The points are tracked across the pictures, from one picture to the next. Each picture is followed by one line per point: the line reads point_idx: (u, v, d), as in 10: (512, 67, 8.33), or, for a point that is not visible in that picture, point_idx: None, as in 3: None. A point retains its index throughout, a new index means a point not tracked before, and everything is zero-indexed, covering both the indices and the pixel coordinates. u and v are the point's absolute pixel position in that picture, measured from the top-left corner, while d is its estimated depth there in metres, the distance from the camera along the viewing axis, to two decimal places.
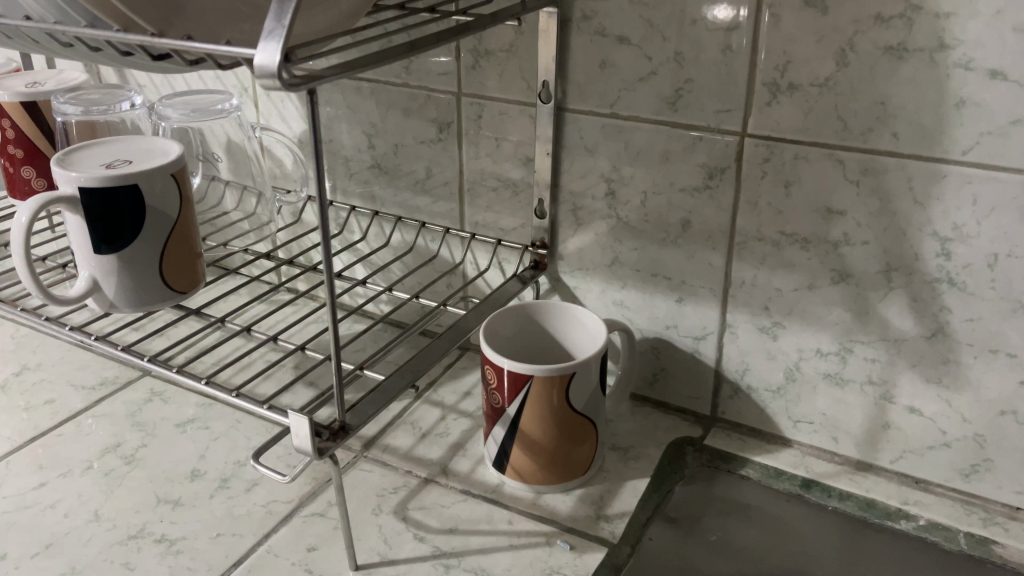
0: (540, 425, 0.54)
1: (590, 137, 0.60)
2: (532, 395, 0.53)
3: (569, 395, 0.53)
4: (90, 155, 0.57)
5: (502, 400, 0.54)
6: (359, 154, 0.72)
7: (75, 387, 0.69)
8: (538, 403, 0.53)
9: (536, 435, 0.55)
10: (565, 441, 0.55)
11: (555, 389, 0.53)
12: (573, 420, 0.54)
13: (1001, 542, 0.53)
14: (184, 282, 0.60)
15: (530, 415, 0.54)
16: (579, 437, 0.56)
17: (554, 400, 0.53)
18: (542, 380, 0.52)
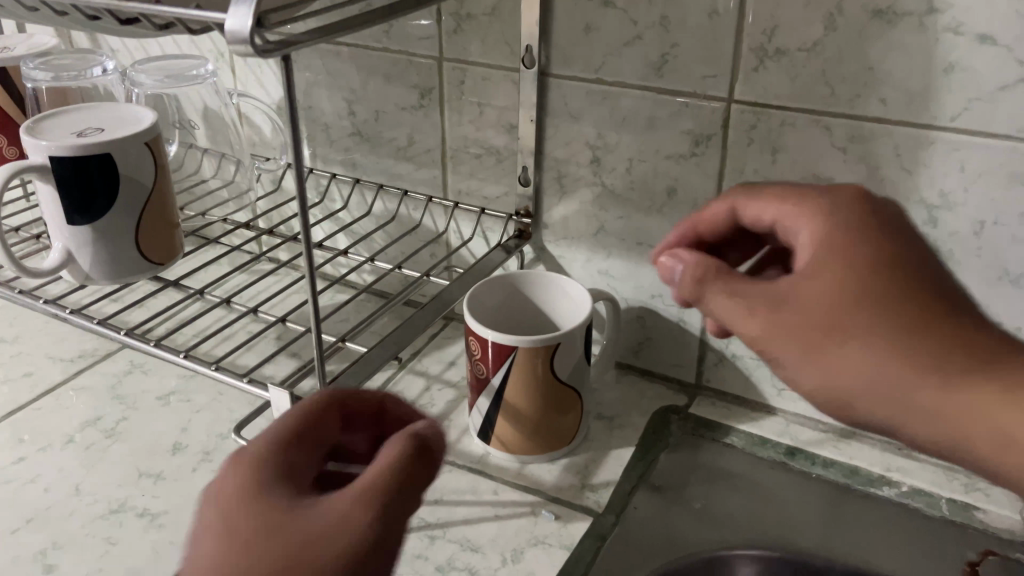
0: (525, 395, 0.54)
1: (574, 103, 0.59)
2: (517, 366, 0.53)
3: (553, 364, 0.53)
4: (62, 122, 0.56)
5: (486, 369, 0.54)
6: (338, 121, 0.70)
7: (53, 360, 0.68)
8: (522, 373, 0.53)
9: (521, 405, 0.54)
10: (551, 411, 0.55)
11: (538, 360, 0.52)
12: (558, 391, 0.54)
13: (982, 508, 0.53)
14: (161, 254, 0.59)
15: (514, 385, 0.53)
16: (564, 408, 0.55)
17: (538, 371, 0.53)
18: (526, 350, 0.52)
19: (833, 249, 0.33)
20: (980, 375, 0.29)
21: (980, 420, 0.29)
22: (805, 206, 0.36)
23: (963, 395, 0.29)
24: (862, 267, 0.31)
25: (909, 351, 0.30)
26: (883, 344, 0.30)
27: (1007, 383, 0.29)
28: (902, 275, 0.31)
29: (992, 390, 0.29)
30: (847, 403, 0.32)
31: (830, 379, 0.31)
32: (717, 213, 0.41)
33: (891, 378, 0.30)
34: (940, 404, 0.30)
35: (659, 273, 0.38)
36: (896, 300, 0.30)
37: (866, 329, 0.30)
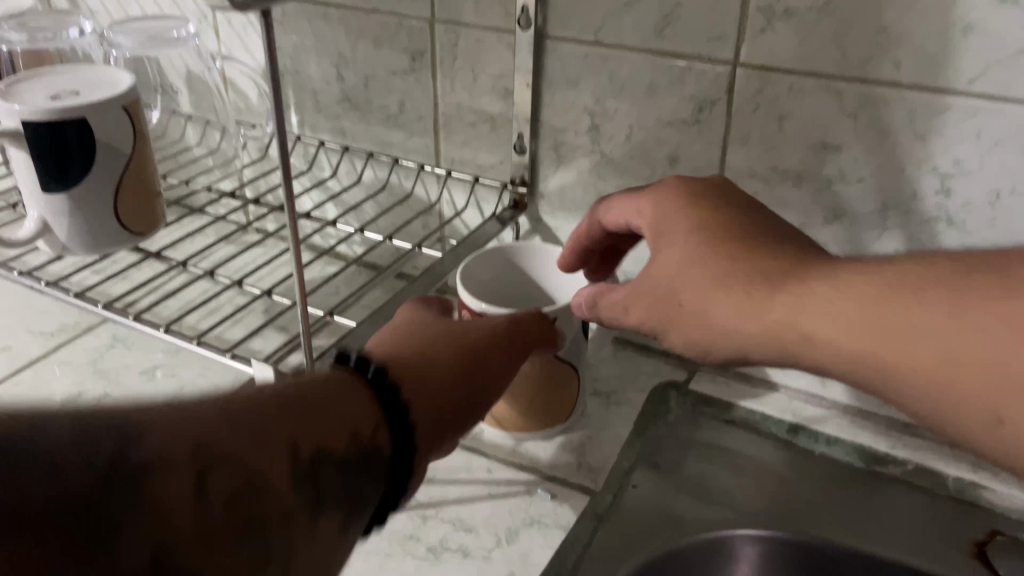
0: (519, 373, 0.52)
1: (572, 67, 0.56)
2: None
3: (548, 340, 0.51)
4: (36, 85, 0.53)
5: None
6: (327, 87, 0.68)
7: (32, 334, 0.65)
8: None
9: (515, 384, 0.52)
10: (546, 389, 0.53)
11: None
12: (553, 367, 0.52)
13: (991, 487, 0.52)
14: (142, 224, 0.57)
15: None
16: (560, 385, 0.53)
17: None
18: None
19: (665, 230, 0.43)
20: (791, 294, 0.37)
21: (797, 332, 0.37)
22: (637, 205, 0.46)
23: (783, 315, 0.37)
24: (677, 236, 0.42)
25: (725, 298, 0.39)
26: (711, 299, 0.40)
27: (800, 292, 0.37)
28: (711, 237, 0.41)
29: (799, 300, 0.37)
30: (708, 353, 0.41)
31: (696, 337, 0.41)
32: (587, 229, 0.51)
33: (726, 320, 0.39)
34: (770, 332, 0.38)
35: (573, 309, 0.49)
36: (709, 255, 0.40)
37: (701, 312, 0.40)
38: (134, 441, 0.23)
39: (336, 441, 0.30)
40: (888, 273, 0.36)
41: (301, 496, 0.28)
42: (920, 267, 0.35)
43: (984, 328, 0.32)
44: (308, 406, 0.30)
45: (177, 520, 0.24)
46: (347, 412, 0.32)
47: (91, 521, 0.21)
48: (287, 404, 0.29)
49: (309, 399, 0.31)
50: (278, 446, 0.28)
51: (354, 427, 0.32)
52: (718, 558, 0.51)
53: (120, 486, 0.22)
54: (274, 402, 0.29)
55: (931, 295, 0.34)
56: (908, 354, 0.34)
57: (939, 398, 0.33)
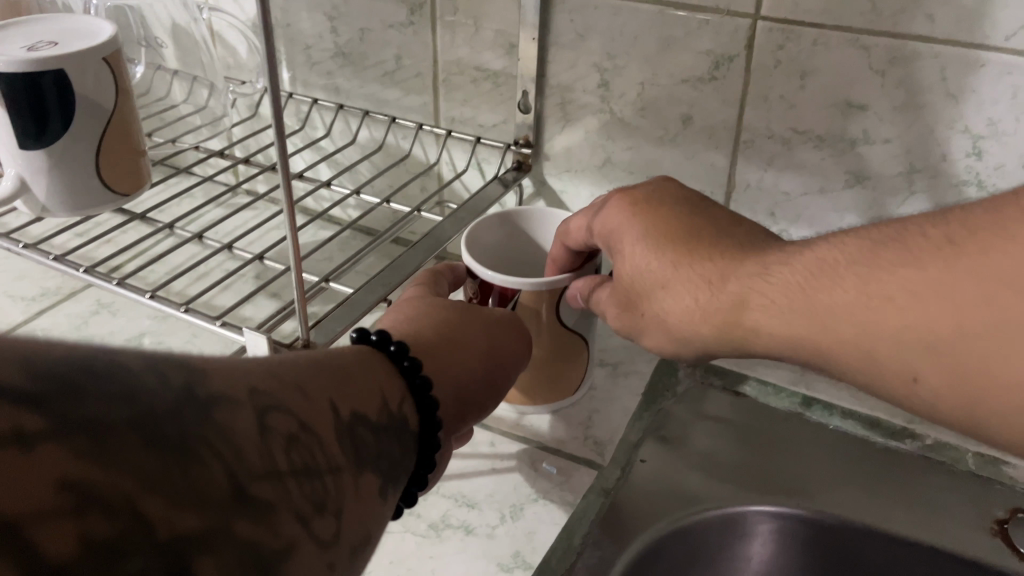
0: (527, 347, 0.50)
1: (581, 20, 0.53)
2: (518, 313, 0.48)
3: (558, 310, 0.48)
4: (9, 34, 0.50)
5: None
6: (320, 41, 0.64)
7: (12, 299, 0.62)
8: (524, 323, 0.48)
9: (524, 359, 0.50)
10: (555, 363, 0.51)
11: (542, 307, 0.48)
12: (562, 340, 0.50)
13: (1011, 462, 0.51)
14: (126, 184, 0.54)
15: None
16: (569, 358, 0.51)
17: (543, 318, 0.48)
18: (529, 294, 0.48)
19: (620, 240, 0.42)
20: (736, 289, 0.36)
21: (751, 329, 0.36)
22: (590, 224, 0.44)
23: (734, 316, 0.36)
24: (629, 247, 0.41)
25: (680, 303, 0.38)
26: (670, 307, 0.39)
27: (743, 289, 0.36)
28: (658, 247, 0.40)
29: (744, 298, 0.36)
30: (683, 354, 0.40)
31: (669, 341, 0.40)
32: (555, 253, 0.49)
33: (685, 322, 0.38)
34: (727, 333, 0.37)
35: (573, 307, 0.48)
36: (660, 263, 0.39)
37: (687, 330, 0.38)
38: (198, 377, 0.21)
39: (371, 406, 0.29)
40: (823, 254, 0.34)
41: (347, 452, 0.27)
42: (856, 241, 0.33)
43: (911, 299, 0.30)
44: (336, 374, 0.29)
45: (246, 454, 0.21)
46: (378, 380, 0.31)
47: (166, 433, 0.19)
48: (312, 369, 0.28)
49: (338, 367, 0.30)
50: (322, 399, 0.27)
51: (382, 396, 0.31)
52: (730, 534, 0.50)
53: (190, 411, 0.20)
54: (310, 367, 0.28)
55: (864, 270, 0.32)
56: (851, 338, 0.32)
57: (898, 378, 0.31)
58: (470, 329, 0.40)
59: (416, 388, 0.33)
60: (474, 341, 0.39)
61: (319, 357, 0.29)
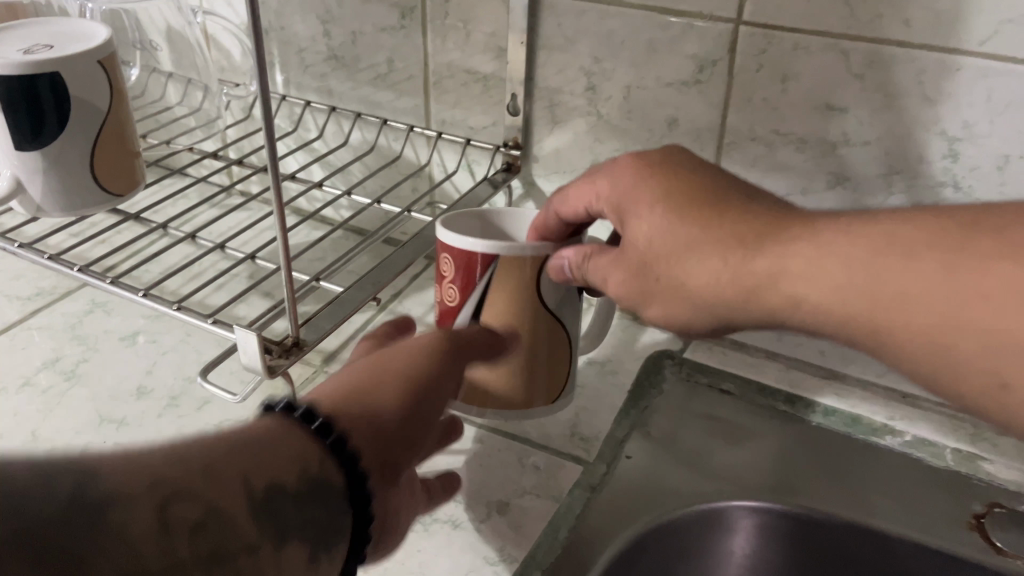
0: (505, 331, 0.45)
1: (569, 24, 0.54)
2: (492, 287, 0.44)
3: (540, 289, 0.44)
4: (5, 37, 0.51)
5: (458, 294, 0.45)
6: (313, 44, 0.65)
7: (7, 298, 0.63)
8: (502, 298, 0.44)
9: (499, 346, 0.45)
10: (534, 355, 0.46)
11: (521, 281, 0.44)
12: (544, 325, 0.45)
13: (989, 458, 0.51)
14: (120, 185, 0.55)
15: (495, 307, 0.45)
16: (551, 353, 0.47)
17: (522, 294, 0.44)
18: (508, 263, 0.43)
19: (645, 199, 0.40)
20: (773, 258, 0.35)
21: (782, 301, 0.35)
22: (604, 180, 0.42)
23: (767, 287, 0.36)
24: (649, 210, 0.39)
25: (706, 272, 0.37)
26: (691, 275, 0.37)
27: (799, 256, 0.35)
28: (683, 213, 0.38)
29: (798, 267, 0.34)
30: (692, 325, 0.40)
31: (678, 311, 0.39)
32: (544, 219, 0.45)
33: (705, 291, 0.37)
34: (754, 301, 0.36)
35: (553, 277, 0.44)
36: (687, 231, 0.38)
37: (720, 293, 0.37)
38: (94, 481, 0.23)
39: (285, 475, 0.28)
40: (895, 230, 0.33)
41: (271, 525, 0.27)
42: (935, 224, 0.33)
43: (1003, 289, 0.30)
44: (261, 441, 0.29)
45: (142, 556, 0.23)
46: (292, 444, 0.30)
47: (52, 544, 0.21)
48: (234, 444, 0.28)
49: (258, 436, 0.29)
50: (220, 482, 0.26)
51: (303, 457, 0.30)
52: (714, 530, 0.51)
53: (78, 523, 0.21)
54: (227, 442, 0.28)
55: (920, 258, 0.32)
56: (925, 322, 0.31)
57: (921, 363, 0.32)
58: (390, 373, 0.37)
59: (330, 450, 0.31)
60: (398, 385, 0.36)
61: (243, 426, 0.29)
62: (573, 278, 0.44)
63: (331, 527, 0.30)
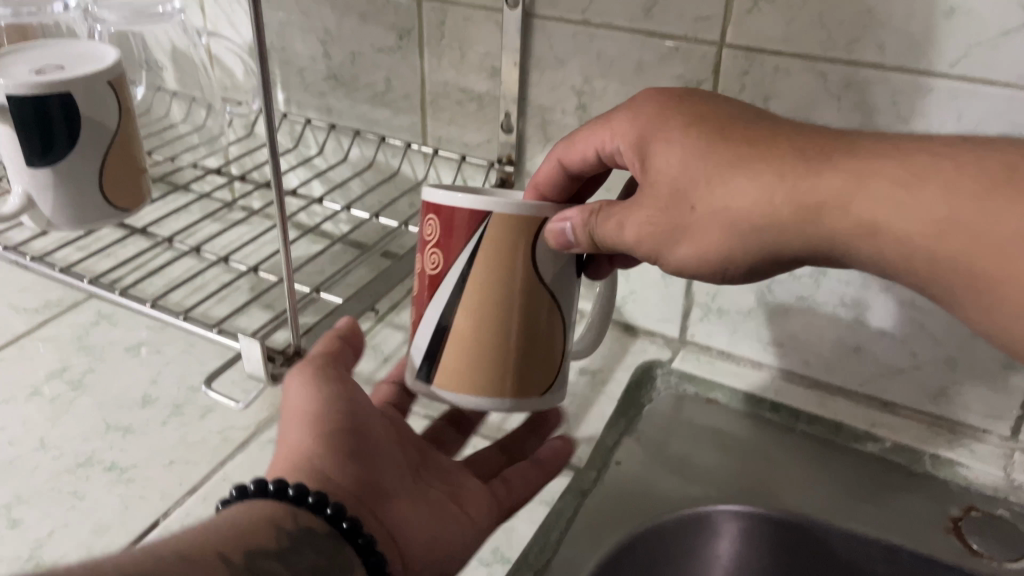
0: (494, 300, 0.41)
1: (560, 46, 0.56)
2: (480, 248, 0.40)
3: (532, 251, 0.40)
4: (17, 59, 0.53)
5: (442, 260, 0.41)
6: (313, 64, 0.67)
7: (16, 310, 0.65)
8: (492, 263, 0.40)
9: (487, 319, 0.41)
10: (525, 330, 0.42)
11: (512, 241, 0.40)
12: (535, 297, 0.41)
13: (966, 464, 0.53)
14: (127, 200, 0.56)
15: (485, 273, 0.40)
16: (543, 330, 0.42)
17: (514, 258, 0.40)
18: (498, 218, 0.40)
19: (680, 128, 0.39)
20: (836, 178, 0.35)
21: (846, 223, 0.35)
22: (625, 117, 0.41)
23: (829, 207, 0.35)
24: (689, 139, 0.38)
25: (756, 191, 0.36)
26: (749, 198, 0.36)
27: (860, 180, 0.34)
28: (733, 139, 0.37)
29: (857, 194, 0.35)
30: (729, 262, 0.38)
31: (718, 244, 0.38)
32: (547, 171, 0.46)
33: (758, 215, 0.36)
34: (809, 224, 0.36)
35: (551, 244, 0.40)
36: (744, 154, 0.37)
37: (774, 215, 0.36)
38: None
39: (266, 538, 0.33)
40: (952, 159, 0.34)
41: None
42: (993, 158, 0.33)
43: None
44: (229, 528, 0.33)
45: None
46: (262, 514, 0.35)
47: None
48: (210, 536, 0.32)
49: (223, 525, 0.33)
50: (208, 552, 0.31)
51: (274, 522, 0.35)
52: (701, 534, 0.52)
53: None
54: (202, 536, 0.32)
55: (993, 184, 0.32)
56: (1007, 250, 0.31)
57: (980, 284, 0.32)
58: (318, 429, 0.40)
59: (310, 508, 0.36)
60: (331, 437, 0.40)
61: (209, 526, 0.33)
62: (576, 245, 0.40)
63: (335, 565, 0.35)
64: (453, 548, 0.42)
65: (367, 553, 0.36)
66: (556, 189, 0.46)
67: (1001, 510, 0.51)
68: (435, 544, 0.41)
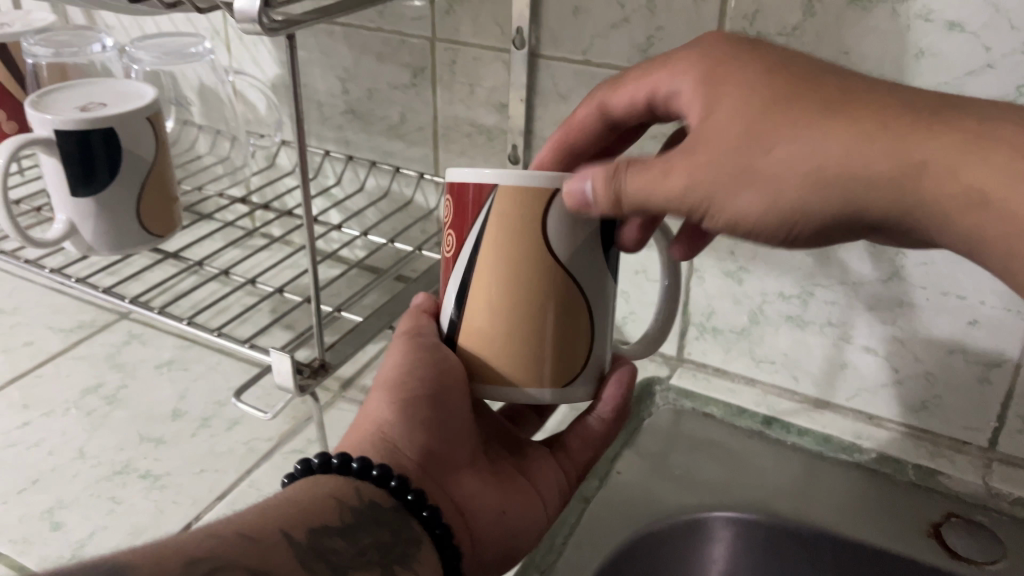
0: (506, 282, 0.40)
1: (563, 83, 0.60)
2: (488, 226, 0.39)
3: (544, 230, 0.38)
4: (63, 97, 0.57)
5: (456, 240, 0.41)
6: (332, 99, 0.72)
7: (52, 330, 0.69)
8: (499, 241, 0.39)
9: (500, 301, 0.40)
10: (540, 319, 0.40)
11: (524, 222, 0.38)
12: (553, 284, 0.40)
13: (947, 473, 0.56)
14: (161, 227, 0.61)
15: (494, 250, 0.39)
16: (563, 320, 0.41)
17: (526, 241, 0.39)
18: (507, 194, 0.38)
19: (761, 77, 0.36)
20: (947, 144, 0.33)
21: (940, 192, 0.33)
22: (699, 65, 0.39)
23: (928, 167, 0.33)
24: (771, 85, 0.35)
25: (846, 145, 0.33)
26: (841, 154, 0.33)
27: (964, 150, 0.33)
28: (821, 90, 0.35)
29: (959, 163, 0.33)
30: (803, 217, 0.35)
31: (796, 198, 0.35)
32: (585, 115, 0.47)
33: (845, 168, 0.34)
34: (905, 185, 0.33)
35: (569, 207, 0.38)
36: (836, 103, 0.34)
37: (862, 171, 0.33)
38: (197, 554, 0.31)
39: (330, 515, 0.38)
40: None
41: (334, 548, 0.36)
42: None
43: None
44: (296, 503, 0.38)
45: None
46: (327, 489, 0.39)
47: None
48: (280, 510, 0.37)
49: (292, 500, 0.38)
50: (278, 526, 0.35)
51: (336, 497, 0.39)
52: (697, 538, 0.56)
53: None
54: (272, 510, 0.36)
55: None
56: None
57: None
58: (394, 402, 0.43)
59: (375, 480, 0.40)
60: (404, 410, 0.43)
61: (279, 500, 0.38)
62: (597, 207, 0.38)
63: (399, 537, 0.39)
64: (516, 522, 0.46)
65: (432, 526, 0.41)
66: (590, 132, 0.48)
67: (982, 516, 0.54)
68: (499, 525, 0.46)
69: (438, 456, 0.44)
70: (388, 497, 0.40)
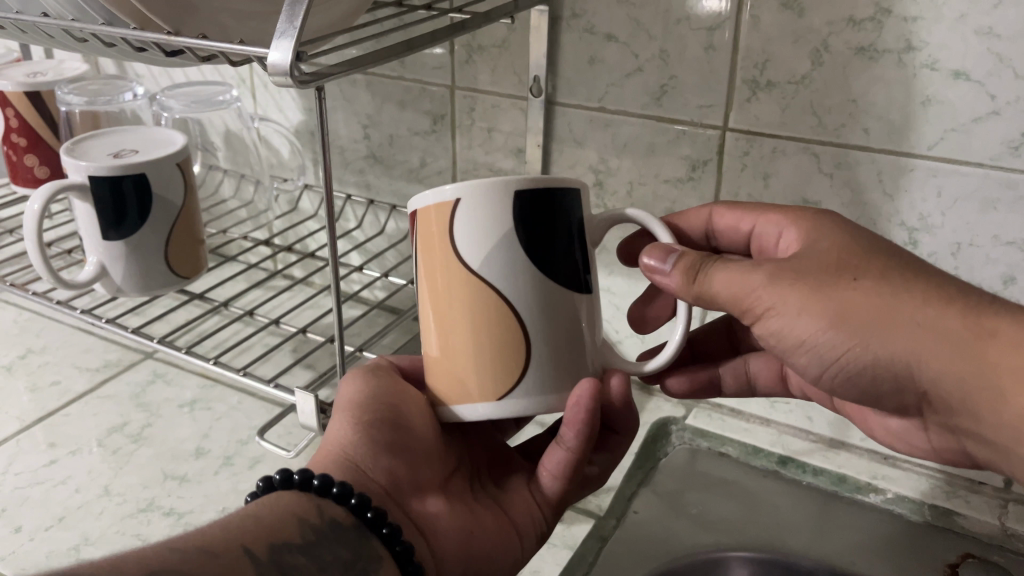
0: (433, 299, 0.41)
1: (578, 129, 0.62)
2: (421, 245, 0.41)
3: (452, 243, 0.40)
4: (96, 145, 0.59)
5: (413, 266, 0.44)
6: (354, 145, 0.74)
7: (79, 369, 0.71)
8: (422, 261, 0.41)
9: (438, 319, 0.41)
10: (473, 332, 0.40)
11: (433, 239, 0.40)
12: (473, 299, 0.40)
13: (964, 513, 0.56)
14: (188, 269, 0.62)
15: (421, 270, 0.41)
16: (508, 330, 0.40)
17: (446, 255, 0.40)
18: (425, 213, 0.40)
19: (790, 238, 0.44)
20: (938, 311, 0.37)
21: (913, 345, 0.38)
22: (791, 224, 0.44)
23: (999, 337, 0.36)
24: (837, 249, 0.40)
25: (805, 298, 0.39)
26: (898, 308, 0.38)
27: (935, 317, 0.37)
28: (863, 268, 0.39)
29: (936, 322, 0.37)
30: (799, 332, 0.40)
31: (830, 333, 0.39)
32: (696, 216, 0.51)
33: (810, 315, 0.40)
34: (970, 348, 0.37)
35: (478, 204, 0.39)
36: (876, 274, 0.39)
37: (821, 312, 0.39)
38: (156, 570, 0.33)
39: (291, 533, 0.39)
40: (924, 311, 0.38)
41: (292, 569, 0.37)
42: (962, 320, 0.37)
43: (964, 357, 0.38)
44: (255, 519, 0.39)
45: None
46: (291, 506, 0.40)
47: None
48: (238, 525, 0.38)
49: (252, 516, 0.39)
50: (237, 541, 0.37)
51: (296, 515, 0.40)
52: None
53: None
54: (231, 525, 0.38)
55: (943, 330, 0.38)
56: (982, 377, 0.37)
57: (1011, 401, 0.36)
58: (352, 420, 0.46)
59: (336, 497, 0.42)
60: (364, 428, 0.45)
61: (239, 514, 0.39)
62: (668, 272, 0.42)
63: (360, 557, 0.40)
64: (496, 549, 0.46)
65: (392, 542, 0.42)
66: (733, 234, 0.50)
67: (998, 556, 0.54)
68: (475, 553, 0.46)
69: (405, 479, 0.45)
70: (351, 515, 0.42)
